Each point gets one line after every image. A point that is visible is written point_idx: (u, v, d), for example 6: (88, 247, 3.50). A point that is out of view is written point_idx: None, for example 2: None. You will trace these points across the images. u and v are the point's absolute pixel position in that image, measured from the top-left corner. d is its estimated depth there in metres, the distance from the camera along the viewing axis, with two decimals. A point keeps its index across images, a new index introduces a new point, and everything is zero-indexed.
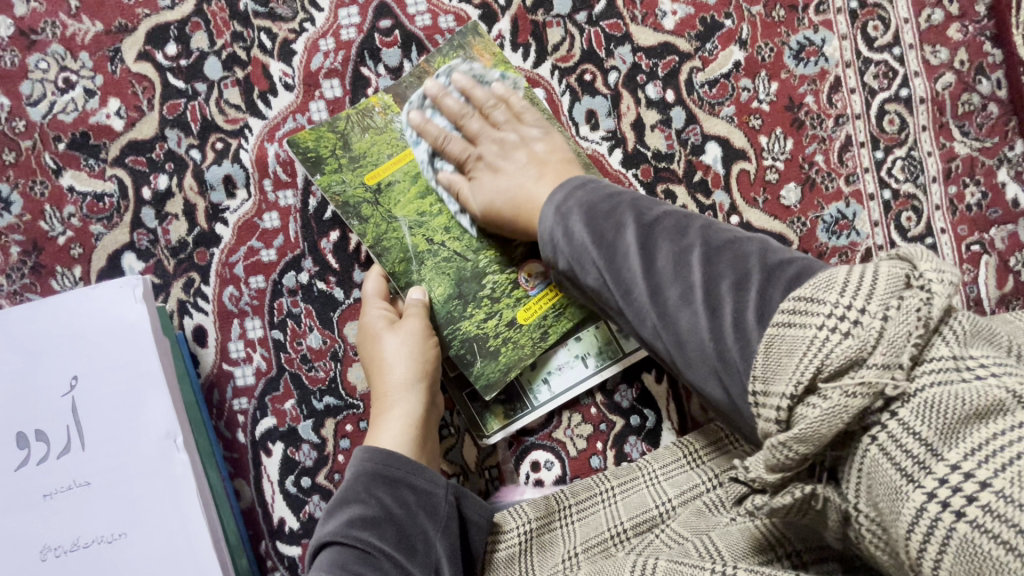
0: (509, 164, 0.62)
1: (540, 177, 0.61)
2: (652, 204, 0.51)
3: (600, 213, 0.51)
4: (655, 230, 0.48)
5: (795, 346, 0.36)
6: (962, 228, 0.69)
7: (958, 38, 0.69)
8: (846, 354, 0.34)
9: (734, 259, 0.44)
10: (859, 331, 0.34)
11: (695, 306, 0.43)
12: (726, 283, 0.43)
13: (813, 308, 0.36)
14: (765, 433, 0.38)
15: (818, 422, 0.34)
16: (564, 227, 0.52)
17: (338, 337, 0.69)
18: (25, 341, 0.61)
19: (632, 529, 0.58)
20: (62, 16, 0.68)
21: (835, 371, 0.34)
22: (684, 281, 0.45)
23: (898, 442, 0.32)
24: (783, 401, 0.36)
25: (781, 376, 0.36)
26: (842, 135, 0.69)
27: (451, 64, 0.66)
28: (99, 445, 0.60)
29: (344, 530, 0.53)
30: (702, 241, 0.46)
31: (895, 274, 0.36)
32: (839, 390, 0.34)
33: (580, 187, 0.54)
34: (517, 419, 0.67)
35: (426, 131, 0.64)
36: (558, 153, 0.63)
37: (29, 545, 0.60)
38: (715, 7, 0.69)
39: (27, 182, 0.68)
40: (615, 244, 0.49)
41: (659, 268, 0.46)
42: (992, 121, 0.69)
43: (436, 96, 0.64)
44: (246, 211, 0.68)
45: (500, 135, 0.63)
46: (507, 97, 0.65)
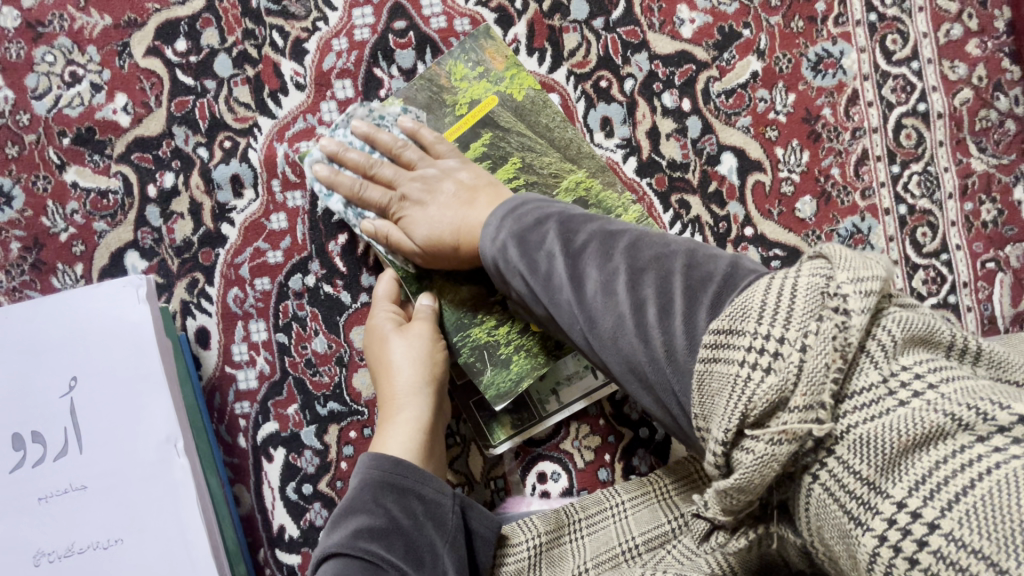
0: (439, 196, 0.61)
1: (470, 201, 0.60)
2: (580, 223, 0.50)
3: (531, 246, 0.50)
4: (581, 256, 0.47)
5: (722, 386, 0.35)
6: (977, 245, 0.68)
7: (977, 54, 0.68)
8: (769, 395, 0.33)
9: (659, 278, 0.43)
10: (779, 366, 0.33)
11: (629, 332, 0.43)
12: (652, 311, 0.42)
13: (735, 341, 0.35)
14: (712, 475, 0.37)
15: (751, 471, 0.34)
16: (505, 260, 0.52)
17: (345, 341, 0.68)
18: (24, 340, 0.60)
19: (644, 544, 0.57)
20: (70, 9, 0.66)
21: (762, 415, 0.33)
22: (615, 310, 0.44)
23: (840, 483, 0.31)
24: (717, 448, 0.35)
25: (714, 418, 0.35)
26: (859, 148, 0.68)
27: (347, 114, 0.65)
28: (98, 448, 0.59)
29: (351, 542, 0.51)
30: (627, 262, 0.45)
31: (813, 287, 0.35)
32: (765, 437, 0.33)
33: (508, 215, 0.53)
34: (525, 429, 0.66)
35: (336, 183, 0.63)
36: (483, 177, 0.62)
37: (23, 550, 0.58)
38: (733, 16, 0.68)
39: (30, 177, 0.66)
40: (549, 274, 0.48)
41: (590, 296, 0.45)
42: (1009, 138, 0.68)
43: (336, 152, 0.63)
44: (254, 212, 0.67)
45: (419, 173, 0.62)
46: (418, 129, 0.64)
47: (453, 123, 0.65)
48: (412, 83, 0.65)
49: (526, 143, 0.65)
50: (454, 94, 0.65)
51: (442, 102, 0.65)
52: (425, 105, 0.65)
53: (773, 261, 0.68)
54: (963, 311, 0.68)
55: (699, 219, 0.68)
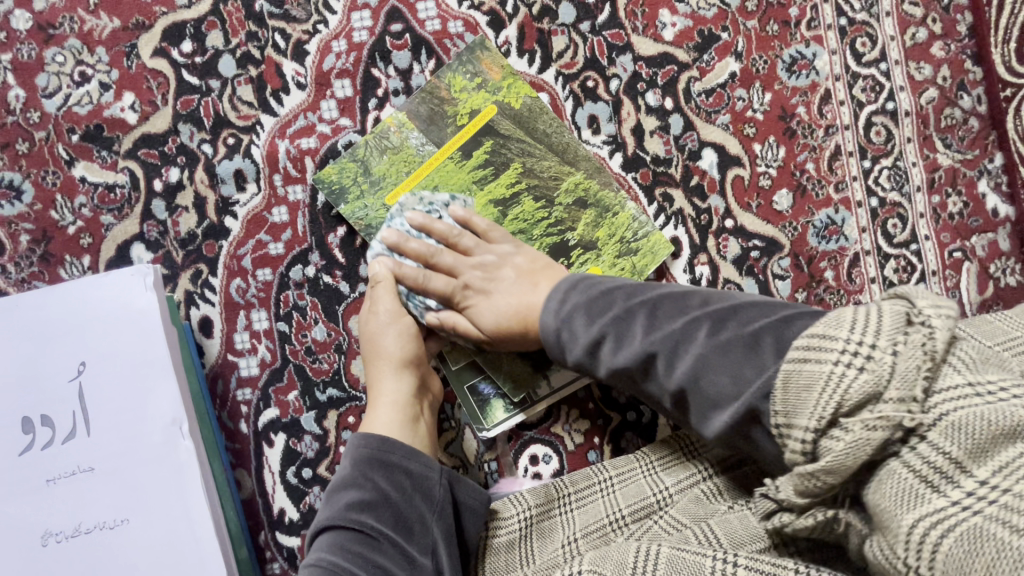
0: (499, 283, 0.65)
1: (531, 286, 0.64)
2: (646, 290, 0.56)
3: (597, 310, 0.56)
4: (657, 310, 0.54)
5: (813, 381, 0.41)
6: (944, 235, 0.72)
7: (941, 55, 0.73)
8: (863, 387, 0.39)
9: (740, 322, 0.49)
10: (872, 364, 0.39)
11: (713, 372, 0.48)
12: (738, 347, 0.47)
13: (827, 345, 0.41)
14: (794, 464, 0.42)
15: (843, 453, 0.38)
16: (569, 329, 0.58)
17: (343, 329, 0.70)
18: (36, 327, 0.62)
19: (630, 516, 0.61)
20: (80, 12, 0.69)
21: (855, 405, 0.39)
22: (698, 350, 0.49)
23: (924, 461, 0.36)
24: (808, 434, 0.40)
25: (803, 411, 0.41)
26: (832, 144, 0.72)
27: (399, 202, 0.68)
28: (105, 431, 0.61)
29: (342, 514, 0.56)
30: (705, 313, 0.51)
31: (898, 313, 0.42)
32: (859, 422, 0.38)
33: (572, 289, 0.59)
34: (517, 414, 0.69)
35: (400, 275, 0.66)
36: (538, 259, 0.66)
37: (31, 531, 0.60)
38: (712, 20, 0.72)
39: (40, 172, 0.69)
40: (624, 324, 0.54)
41: (672, 339, 0.51)
42: (972, 134, 0.73)
43: (397, 243, 0.66)
44: (256, 205, 0.70)
45: (478, 260, 0.66)
46: (470, 218, 0.67)
47: (454, 133, 0.69)
48: (413, 96, 0.69)
49: (525, 148, 0.69)
50: (455, 105, 0.69)
51: (444, 112, 0.69)
52: (427, 116, 0.69)
53: (752, 252, 0.71)
54: None
55: (681, 212, 0.72)
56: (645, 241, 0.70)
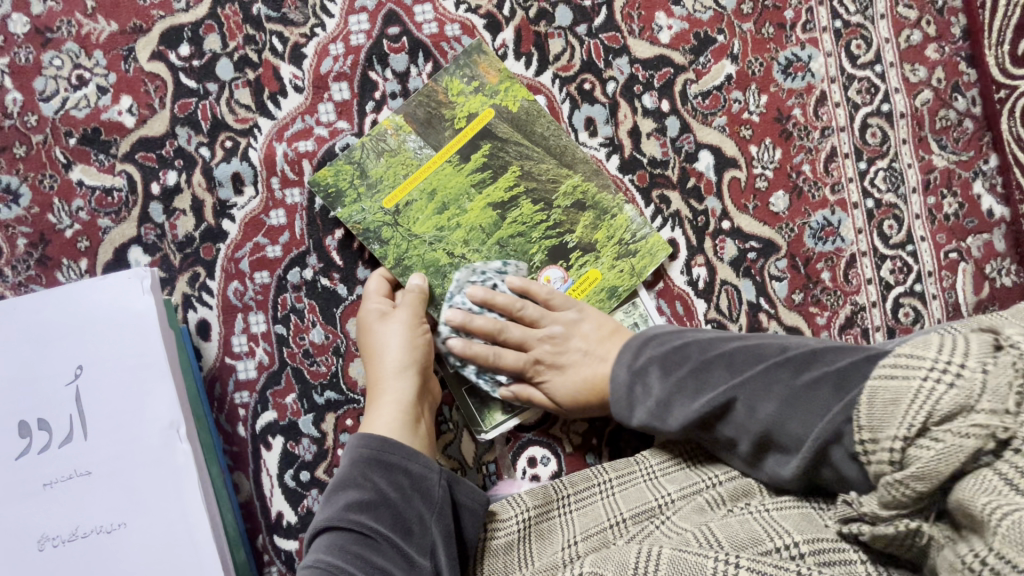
0: (568, 355, 0.66)
1: (601, 356, 0.66)
2: (721, 342, 0.60)
3: (673, 362, 0.60)
4: (733, 360, 0.57)
5: (900, 395, 0.44)
6: (940, 236, 0.72)
7: (935, 57, 0.73)
8: (955, 400, 0.42)
9: (823, 364, 0.53)
10: (962, 380, 0.43)
11: (799, 415, 0.52)
12: (828, 388, 0.51)
13: (914, 364, 0.45)
14: (880, 472, 0.46)
15: (935, 458, 0.42)
16: (642, 382, 0.61)
17: (341, 332, 0.70)
18: (33, 330, 0.62)
19: (631, 519, 0.61)
20: (77, 16, 0.69)
21: (945, 415, 0.42)
22: (782, 392, 0.53)
23: (1014, 467, 0.41)
24: (896, 443, 0.44)
25: (891, 423, 0.45)
26: (828, 146, 0.73)
27: (457, 281, 0.69)
28: (102, 434, 0.61)
29: (341, 515, 0.56)
30: (785, 356, 0.55)
31: (986, 339, 0.45)
32: (952, 431, 0.42)
33: (646, 343, 0.63)
34: (514, 415, 0.69)
35: (470, 353, 0.67)
36: (604, 325, 0.67)
37: (28, 535, 0.60)
38: (708, 23, 0.73)
39: (37, 175, 0.69)
40: (701, 376, 0.58)
41: (754, 384, 0.55)
42: (967, 136, 0.73)
43: (463, 322, 0.67)
44: (254, 208, 0.70)
45: (545, 331, 0.67)
46: (529, 287, 0.68)
47: (452, 137, 0.69)
48: (410, 99, 0.69)
49: (524, 152, 0.70)
50: (452, 109, 0.69)
51: (441, 117, 0.69)
52: (425, 119, 0.69)
53: (749, 253, 0.72)
54: (929, 298, 0.72)
55: (678, 213, 0.72)
56: (643, 243, 0.70)
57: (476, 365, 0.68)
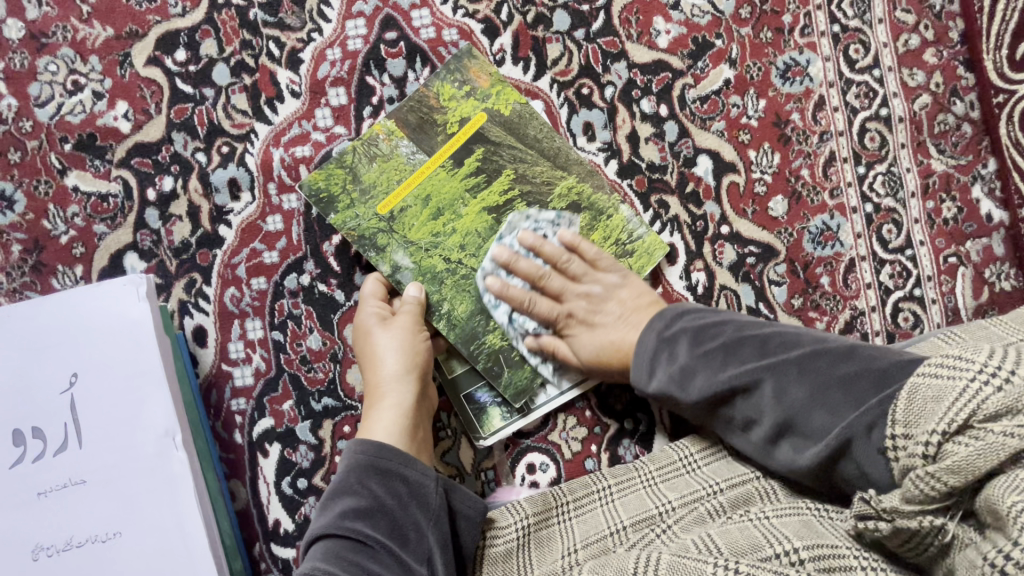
0: (604, 316, 0.67)
1: (635, 325, 0.66)
2: (756, 325, 0.59)
3: (705, 334, 0.59)
4: (767, 342, 0.57)
5: (944, 393, 0.44)
6: (939, 241, 0.72)
7: (933, 61, 0.73)
8: (1003, 401, 0.42)
9: (861, 358, 0.53)
10: (1012, 385, 0.42)
11: (831, 403, 0.52)
12: (865, 381, 0.51)
13: (961, 365, 0.45)
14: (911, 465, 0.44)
15: (974, 453, 0.41)
16: (669, 351, 0.61)
17: (338, 338, 0.70)
18: (27, 337, 0.61)
19: (631, 526, 0.60)
20: (73, 21, 0.69)
21: (990, 415, 0.42)
22: (814, 380, 0.53)
23: None
24: (933, 436, 0.43)
25: (932, 418, 0.44)
26: (826, 150, 0.72)
27: (511, 221, 0.69)
28: (96, 442, 0.60)
29: (337, 522, 0.55)
30: (823, 347, 0.55)
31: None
32: (996, 430, 0.41)
33: (680, 315, 0.63)
34: (513, 422, 0.69)
35: (507, 295, 0.67)
36: (645, 295, 0.67)
37: (21, 545, 0.59)
38: (707, 28, 0.73)
39: (32, 181, 0.68)
40: (731, 351, 0.57)
41: (785, 367, 0.54)
42: (965, 140, 0.73)
43: (508, 262, 0.67)
44: (251, 214, 0.70)
45: (585, 289, 0.68)
46: (579, 244, 0.68)
47: (445, 141, 0.69)
48: (400, 104, 0.69)
49: (517, 155, 0.69)
50: (444, 113, 0.69)
51: (433, 121, 0.69)
52: (417, 125, 0.69)
53: (748, 258, 0.71)
54: (928, 303, 0.72)
55: (677, 218, 0.72)
56: (639, 243, 0.70)
57: (509, 308, 0.68)
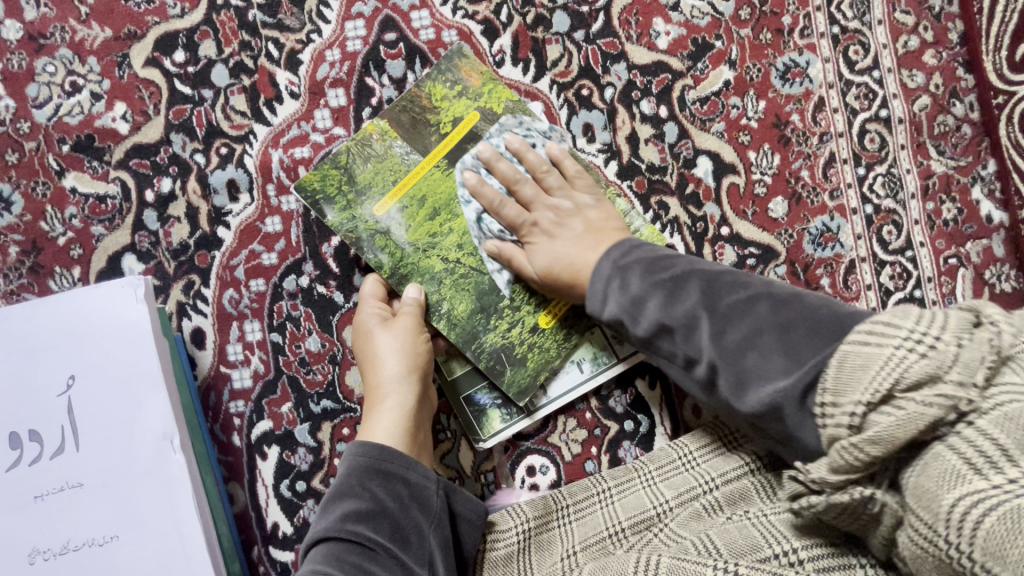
0: (568, 230, 0.66)
1: (596, 244, 0.65)
2: (707, 266, 0.58)
3: (656, 267, 0.59)
4: (715, 281, 0.56)
5: (870, 361, 0.43)
6: (940, 242, 0.72)
7: (933, 63, 0.73)
8: (923, 369, 0.41)
9: (801, 306, 0.51)
10: (934, 353, 0.41)
11: (764, 345, 0.50)
12: (799, 330, 0.49)
13: (891, 330, 0.43)
14: (837, 436, 0.44)
15: (893, 426, 0.41)
16: (622, 278, 0.60)
17: (338, 340, 0.69)
18: (25, 339, 0.61)
19: (630, 528, 0.60)
20: (71, 22, 0.69)
21: (911, 384, 0.41)
22: (748, 325, 0.52)
23: (971, 445, 0.39)
24: (857, 407, 0.43)
25: (857, 387, 0.43)
26: (826, 151, 0.72)
27: (501, 122, 0.68)
28: (94, 445, 0.60)
29: (338, 526, 0.55)
30: (767, 294, 0.53)
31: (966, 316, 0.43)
32: (915, 400, 0.41)
33: (637, 247, 0.62)
34: (512, 424, 0.68)
35: (480, 192, 0.66)
36: (613, 220, 0.66)
37: (18, 548, 0.59)
38: (706, 29, 0.73)
39: (29, 182, 0.68)
40: (677, 285, 0.57)
41: (725, 310, 0.53)
42: (965, 141, 0.73)
43: (490, 160, 0.67)
44: (249, 215, 0.69)
45: (555, 202, 0.67)
46: (562, 159, 0.68)
47: (438, 141, 0.68)
48: (393, 106, 0.68)
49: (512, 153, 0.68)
50: (437, 114, 0.68)
51: (426, 122, 0.68)
52: (410, 126, 0.68)
53: (749, 259, 0.71)
54: (928, 304, 0.72)
55: (677, 219, 0.72)
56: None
57: (480, 207, 0.67)
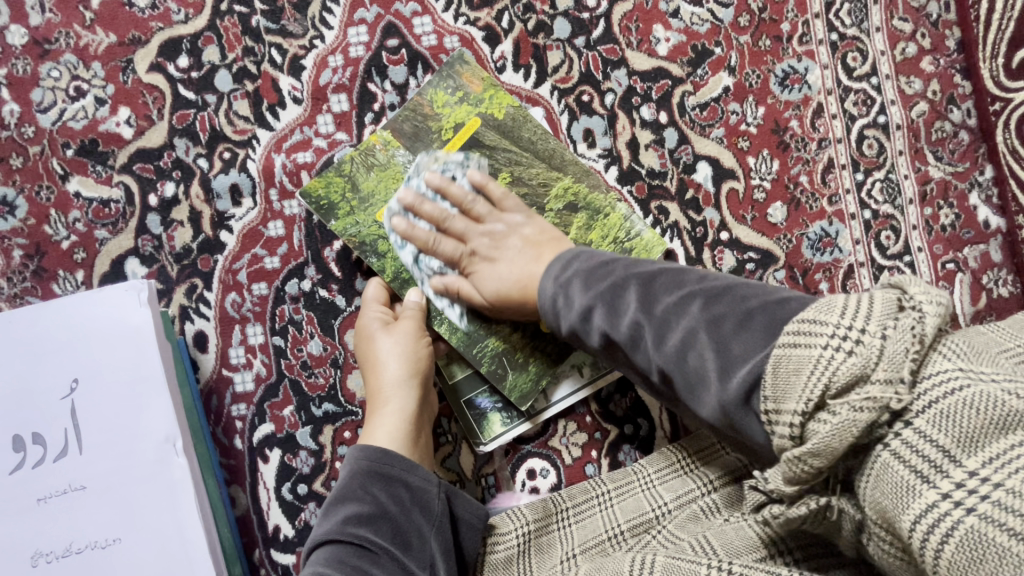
0: (506, 252, 0.65)
1: (535, 257, 0.64)
2: (643, 267, 0.54)
3: (594, 277, 0.55)
4: (652, 283, 0.51)
5: (802, 365, 0.38)
6: (937, 247, 0.73)
7: (930, 70, 0.74)
8: (852, 370, 0.36)
9: (733, 298, 0.46)
10: (861, 349, 0.37)
11: (700, 346, 0.45)
12: (729, 324, 0.44)
13: (816, 329, 0.39)
14: (781, 448, 0.40)
15: (829, 437, 0.36)
16: (565, 295, 0.57)
17: (339, 344, 0.70)
18: (28, 343, 0.61)
19: (629, 530, 0.61)
20: (76, 28, 0.69)
21: (843, 387, 0.37)
22: (683, 325, 0.47)
23: (914, 450, 0.34)
24: (795, 417, 0.38)
25: (791, 395, 0.38)
26: (825, 157, 0.73)
27: (416, 161, 0.68)
28: (97, 448, 0.60)
29: (341, 529, 0.55)
30: (700, 288, 0.48)
31: (889, 300, 0.39)
32: (847, 405, 0.36)
33: (574, 258, 0.59)
34: (513, 428, 0.68)
35: (412, 235, 0.66)
36: (547, 233, 0.66)
37: (21, 551, 0.59)
38: (706, 35, 0.73)
39: (33, 187, 0.69)
40: (617, 295, 0.53)
41: (661, 312, 0.49)
42: (962, 147, 0.74)
43: (413, 204, 0.67)
44: (252, 219, 0.70)
45: (488, 228, 0.67)
46: (486, 184, 0.67)
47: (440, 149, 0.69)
48: (398, 113, 0.69)
49: (512, 158, 0.69)
50: (439, 121, 0.69)
51: (428, 129, 0.69)
52: (413, 133, 0.69)
53: (748, 264, 0.72)
54: None
55: (677, 224, 0.72)
56: (639, 240, 0.69)
57: (415, 248, 0.67)
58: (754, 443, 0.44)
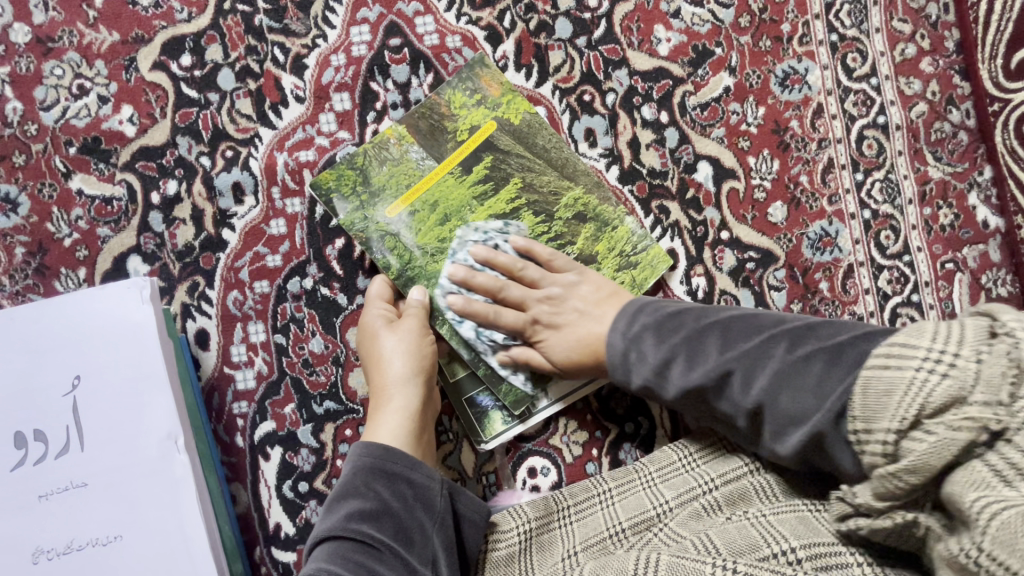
0: (566, 316, 0.67)
1: (599, 317, 0.66)
2: (714, 313, 0.59)
3: (665, 326, 0.60)
4: (728, 330, 0.57)
5: (893, 387, 0.44)
6: (936, 247, 0.73)
7: (929, 70, 0.74)
8: (947, 391, 0.42)
9: (817, 338, 0.53)
10: (955, 372, 0.42)
11: (791, 388, 0.51)
12: (819, 364, 0.51)
13: (907, 356, 0.45)
14: (874, 467, 0.46)
15: (925, 452, 0.42)
16: (637, 349, 0.61)
17: (340, 342, 0.70)
18: (29, 339, 0.62)
19: (630, 528, 0.61)
20: (79, 26, 0.69)
21: (937, 408, 0.42)
22: (773, 364, 0.53)
23: (1006, 459, 0.39)
24: (889, 435, 0.44)
25: (884, 414, 0.45)
26: (824, 157, 0.73)
27: (459, 237, 0.69)
28: (99, 445, 0.60)
29: (342, 524, 0.55)
30: (782, 331, 0.55)
31: (981, 327, 0.44)
32: (944, 423, 0.42)
33: (642, 310, 0.63)
34: (513, 427, 0.69)
35: (471, 310, 0.67)
36: (603, 288, 0.67)
37: (22, 548, 0.59)
38: (707, 36, 0.74)
39: (36, 185, 0.69)
40: (695, 344, 0.58)
41: (746, 356, 0.55)
42: (961, 148, 0.74)
43: (465, 278, 0.67)
44: (254, 218, 0.70)
45: (544, 292, 0.67)
46: (531, 247, 0.68)
47: (454, 148, 0.70)
48: (411, 111, 0.70)
49: (524, 164, 0.70)
50: (455, 121, 0.70)
51: (444, 129, 0.70)
52: (427, 131, 0.70)
53: (748, 263, 0.72)
54: (925, 308, 0.72)
55: (677, 224, 0.72)
56: (644, 255, 0.71)
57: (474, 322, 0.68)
58: (840, 469, 0.51)
